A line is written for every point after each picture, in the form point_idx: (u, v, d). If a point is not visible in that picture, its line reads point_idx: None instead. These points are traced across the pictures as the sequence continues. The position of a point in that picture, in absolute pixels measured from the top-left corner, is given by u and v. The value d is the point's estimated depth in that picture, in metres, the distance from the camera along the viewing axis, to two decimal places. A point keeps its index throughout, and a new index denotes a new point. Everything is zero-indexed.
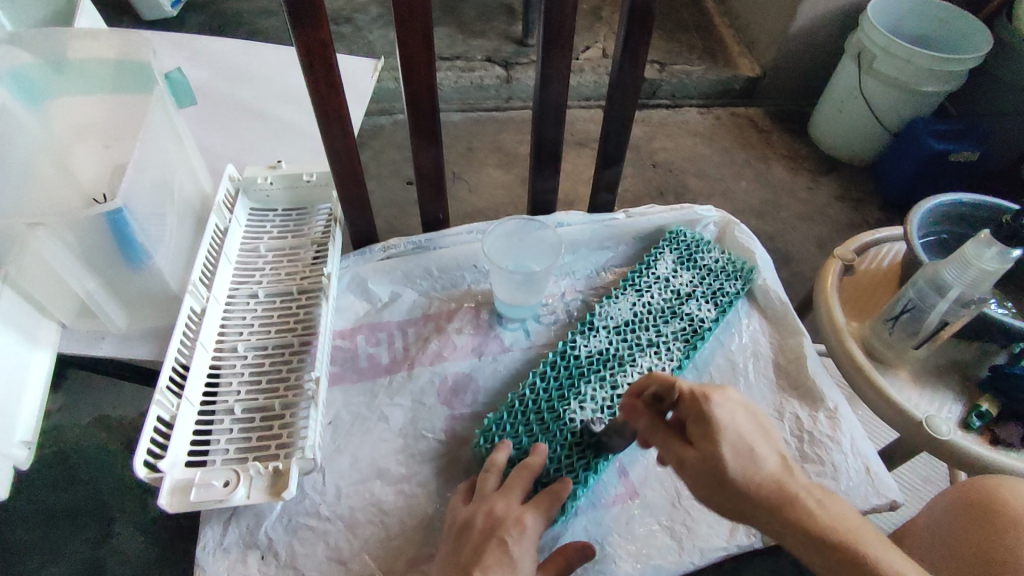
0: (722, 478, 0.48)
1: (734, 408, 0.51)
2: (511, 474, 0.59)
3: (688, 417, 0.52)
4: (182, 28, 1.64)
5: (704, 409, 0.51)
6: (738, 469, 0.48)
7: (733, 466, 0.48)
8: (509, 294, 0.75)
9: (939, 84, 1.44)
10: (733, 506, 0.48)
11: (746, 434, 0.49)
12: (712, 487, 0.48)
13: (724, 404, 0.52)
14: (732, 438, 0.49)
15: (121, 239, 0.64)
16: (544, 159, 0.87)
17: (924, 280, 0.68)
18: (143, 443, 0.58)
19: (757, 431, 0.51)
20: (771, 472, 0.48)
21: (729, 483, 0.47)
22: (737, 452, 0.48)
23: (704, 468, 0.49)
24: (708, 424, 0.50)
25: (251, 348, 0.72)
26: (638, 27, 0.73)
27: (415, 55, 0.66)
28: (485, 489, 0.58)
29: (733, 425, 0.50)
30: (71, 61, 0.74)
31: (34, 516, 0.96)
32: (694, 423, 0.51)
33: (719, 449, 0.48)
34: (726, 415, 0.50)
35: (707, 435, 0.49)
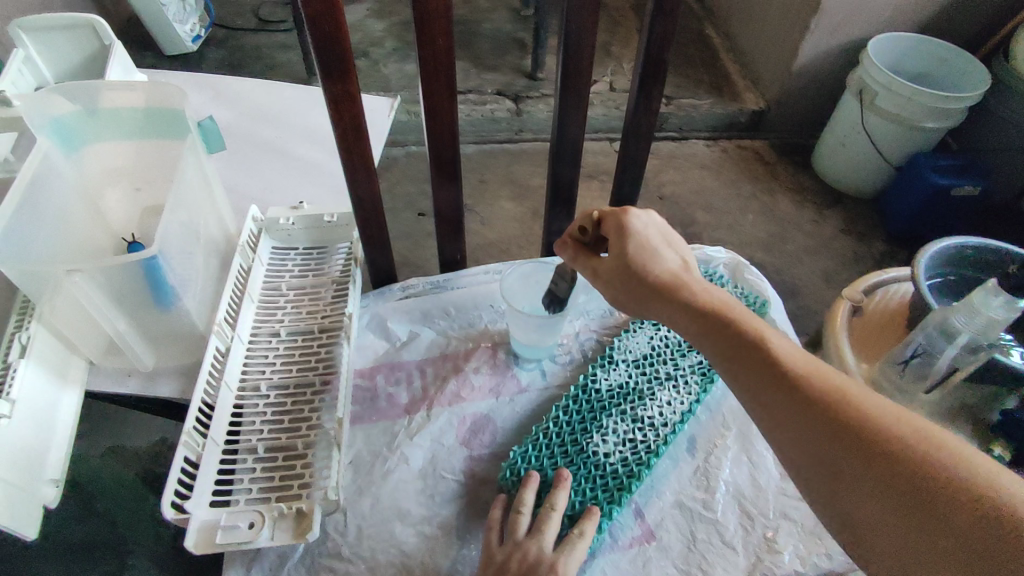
0: (629, 266, 0.58)
1: (650, 221, 0.61)
2: (540, 514, 0.60)
3: (609, 228, 0.61)
4: (203, 62, 1.69)
5: (625, 218, 0.59)
6: (647, 265, 0.58)
7: (637, 258, 0.58)
8: (526, 335, 0.77)
9: (940, 121, 1.47)
10: (641, 291, 0.58)
11: (651, 239, 0.59)
12: (623, 276, 0.59)
13: (643, 218, 0.60)
14: (640, 239, 0.59)
15: (153, 282, 0.67)
16: (559, 199, 0.90)
17: (932, 326, 0.70)
18: (171, 484, 0.60)
19: (664, 241, 0.60)
20: (670, 269, 0.58)
21: (634, 272, 0.57)
22: (642, 250, 0.58)
23: (618, 261, 0.59)
24: (623, 227, 0.59)
25: (273, 387, 0.74)
26: (652, 76, 0.76)
27: (438, 103, 0.69)
28: (517, 530, 0.59)
29: (641, 228, 0.59)
30: (105, 109, 0.76)
31: (49, 549, 0.96)
32: (614, 234, 0.60)
33: (628, 245, 0.58)
34: (640, 223, 0.59)
35: (621, 238, 0.59)
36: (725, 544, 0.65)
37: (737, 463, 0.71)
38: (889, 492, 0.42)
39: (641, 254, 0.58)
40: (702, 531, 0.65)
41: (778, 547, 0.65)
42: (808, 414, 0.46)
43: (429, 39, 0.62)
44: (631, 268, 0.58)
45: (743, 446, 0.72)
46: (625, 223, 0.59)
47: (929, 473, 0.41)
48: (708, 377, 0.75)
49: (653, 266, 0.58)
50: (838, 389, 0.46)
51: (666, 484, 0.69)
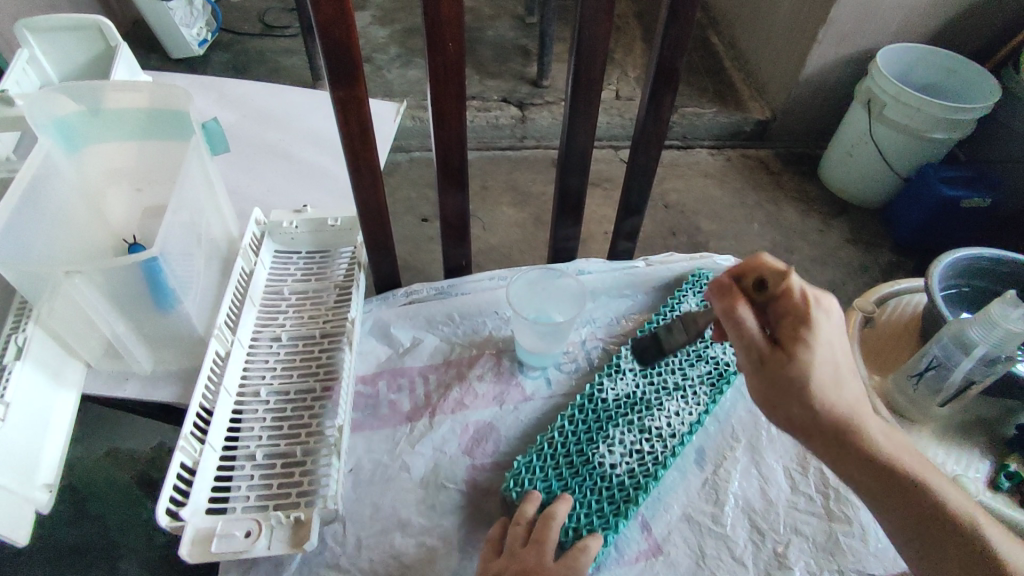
0: (811, 373, 0.47)
1: (832, 320, 0.51)
2: (540, 524, 0.58)
3: (787, 317, 0.50)
4: (207, 66, 1.69)
5: (814, 312, 0.49)
6: (831, 377, 0.48)
7: (825, 369, 0.48)
8: (532, 343, 0.75)
9: (949, 132, 1.46)
10: (810, 406, 0.48)
11: (837, 343, 0.50)
12: (797, 381, 0.48)
13: (825, 313, 0.50)
14: (827, 343, 0.49)
15: (153, 284, 0.66)
16: (566, 207, 0.88)
17: (949, 337, 0.68)
18: (166, 491, 0.58)
19: (842, 347, 0.51)
20: (848, 385, 0.49)
21: (817, 382, 0.47)
22: (830, 359, 0.49)
23: (796, 362, 0.48)
24: (813, 324, 0.49)
25: (273, 392, 0.73)
26: (663, 85, 0.75)
27: (446, 109, 0.68)
28: (513, 541, 0.57)
29: (830, 338, 0.48)
30: (107, 110, 0.75)
31: (41, 553, 0.95)
32: (790, 325, 0.49)
33: (817, 349, 0.48)
34: (825, 321, 0.49)
35: (809, 335, 0.48)
36: (735, 561, 0.63)
37: (746, 475, 0.69)
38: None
39: (829, 364, 0.48)
40: (710, 546, 0.64)
41: (789, 562, 0.63)
42: (966, 573, 0.45)
43: (440, 46, 0.61)
44: (812, 377, 0.47)
45: (753, 459, 0.71)
46: (814, 320, 0.49)
47: None
48: (717, 389, 0.73)
49: (836, 381, 0.48)
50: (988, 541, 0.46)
51: (673, 496, 0.67)
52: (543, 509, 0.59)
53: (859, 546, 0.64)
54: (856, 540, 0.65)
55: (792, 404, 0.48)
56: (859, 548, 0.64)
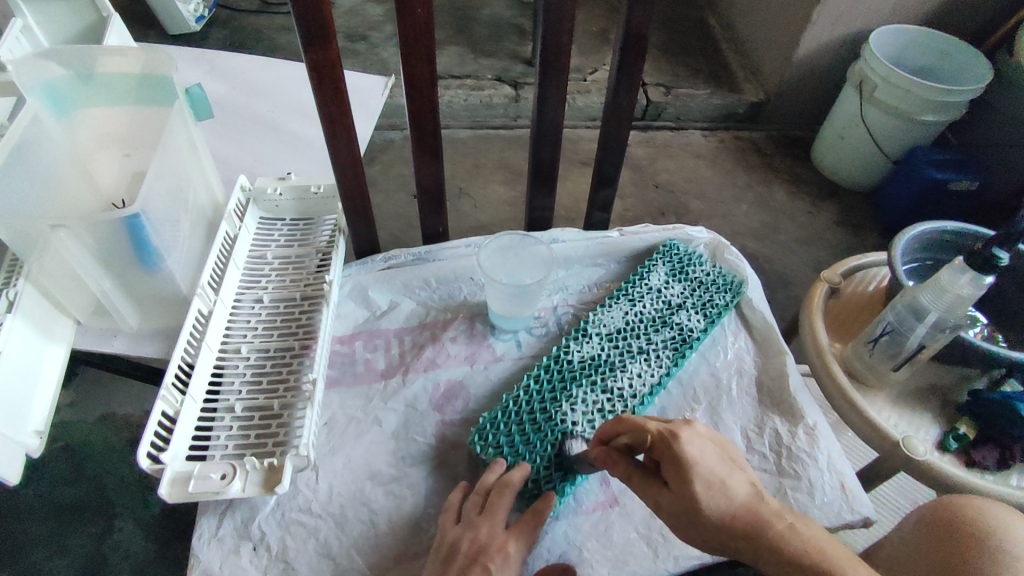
0: (693, 509, 0.52)
1: (702, 443, 0.55)
2: (494, 492, 0.61)
3: (661, 456, 0.55)
4: (204, 42, 1.71)
5: (673, 445, 0.54)
6: (712, 504, 0.52)
7: (704, 499, 0.52)
8: (503, 306, 0.78)
9: (939, 114, 1.47)
10: (712, 535, 0.52)
11: (713, 466, 0.53)
12: (688, 519, 0.53)
13: (693, 440, 0.55)
14: (701, 473, 0.53)
15: (136, 241, 0.69)
16: (541, 178, 0.91)
17: (903, 305, 0.71)
18: (147, 436, 0.61)
19: (725, 464, 0.54)
20: (740, 502, 0.52)
21: (701, 517, 0.51)
22: (706, 484, 0.52)
23: (679, 500, 0.53)
24: (677, 463, 0.53)
25: (253, 350, 0.76)
26: (632, 55, 0.76)
27: (418, 76, 0.70)
28: (470, 511, 0.61)
29: (698, 461, 0.53)
30: (99, 76, 0.78)
31: (39, 509, 0.99)
32: (666, 464, 0.54)
33: (690, 485, 0.52)
34: (693, 449, 0.54)
35: (679, 474, 0.53)
36: None
37: None
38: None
39: (707, 493, 0.52)
40: None
41: None
42: None
43: (409, 13, 0.63)
44: (695, 511, 0.52)
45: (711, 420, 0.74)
46: (676, 453, 0.54)
47: None
48: (680, 352, 0.76)
49: (722, 505, 0.52)
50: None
51: None
52: (501, 477, 0.62)
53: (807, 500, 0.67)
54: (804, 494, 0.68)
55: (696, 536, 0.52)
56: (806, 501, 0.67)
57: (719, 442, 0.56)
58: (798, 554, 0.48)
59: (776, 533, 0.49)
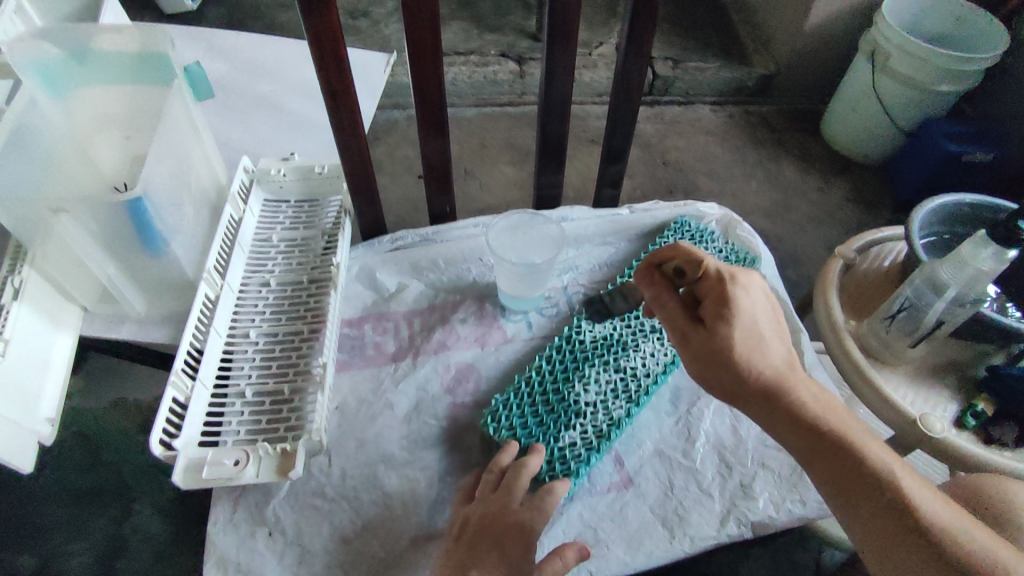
0: (724, 354, 0.50)
1: (755, 296, 0.53)
2: (511, 473, 0.60)
3: (711, 296, 0.52)
4: (202, 21, 1.66)
5: (732, 292, 0.52)
6: (750, 353, 0.51)
7: (745, 348, 0.50)
8: (512, 287, 0.76)
9: (955, 83, 1.43)
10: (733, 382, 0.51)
11: (761, 322, 0.52)
12: (712, 363, 0.51)
13: (748, 290, 0.53)
14: (748, 322, 0.52)
15: (139, 225, 0.67)
16: (548, 154, 0.89)
17: (921, 280, 0.69)
18: (159, 422, 0.61)
19: (771, 323, 0.53)
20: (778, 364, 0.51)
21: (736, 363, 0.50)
22: (748, 339, 0.51)
23: (711, 345, 0.51)
24: (731, 308, 0.51)
25: (262, 334, 0.75)
26: (642, 22, 0.74)
27: (422, 48, 0.68)
28: (484, 489, 0.60)
29: (752, 312, 0.51)
30: (93, 55, 0.76)
31: (59, 495, 1.00)
32: (716, 303, 0.52)
33: (737, 334, 0.50)
34: (747, 300, 0.52)
35: (724, 316, 0.51)
36: (702, 491, 0.65)
37: (719, 414, 0.71)
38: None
39: (751, 347, 0.51)
40: (679, 478, 0.66)
41: (754, 494, 0.65)
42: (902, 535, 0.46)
43: None
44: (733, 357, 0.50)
45: None
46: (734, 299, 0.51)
47: None
48: None
49: (760, 359, 0.51)
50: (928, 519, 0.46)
51: (647, 432, 0.70)
52: (517, 460, 0.61)
53: None
54: None
55: (714, 384, 0.52)
56: None
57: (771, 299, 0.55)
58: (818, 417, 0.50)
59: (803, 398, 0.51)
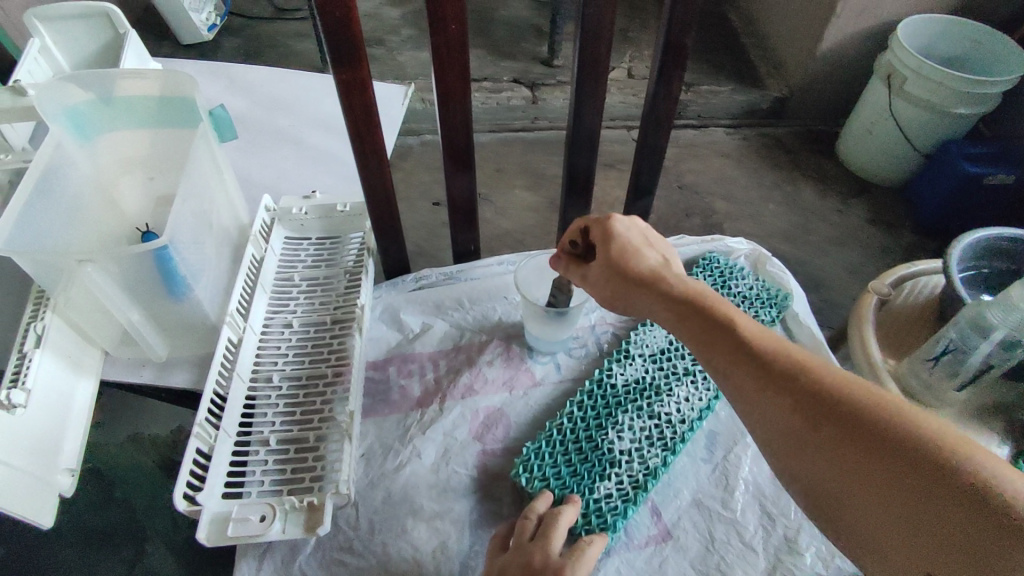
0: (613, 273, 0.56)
1: (632, 225, 0.60)
2: (548, 519, 0.57)
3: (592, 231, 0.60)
4: (219, 51, 1.68)
5: (607, 223, 0.59)
6: (628, 261, 0.56)
7: (621, 258, 0.57)
8: (541, 328, 0.75)
9: (972, 107, 1.42)
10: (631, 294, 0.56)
11: (635, 239, 0.58)
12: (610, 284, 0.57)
13: (625, 220, 0.60)
14: (623, 240, 0.58)
15: (164, 271, 0.67)
16: (574, 190, 0.88)
17: (966, 321, 0.67)
18: (183, 476, 0.59)
19: (647, 240, 0.59)
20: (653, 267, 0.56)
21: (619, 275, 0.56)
22: (628, 253, 0.57)
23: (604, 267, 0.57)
24: (608, 233, 0.58)
25: (285, 378, 0.73)
26: (673, 61, 0.73)
27: (452, 90, 0.67)
28: (521, 534, 0.57)
29: (627, 234, 0.58)
30: (120, 99, 0.76)
31: (72, 534, 0.97)
32: (597, 237, 0.59)
33: (612, 251, 0.57)
34: (622, 225, 0.59)
35: (605, 242, 0.58)
36: (745, 545, 0.63)
37: (757, 461, 0.69)
38: (888, 480, 0.39)
39: (625, 258, 0.57)
40: (720, 531, 0.64)
41: (799, 548, 0.62)
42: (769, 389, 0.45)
43: (443, 26, 0.60)
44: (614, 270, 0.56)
45: None
46: (609, 225, 0.59)
47: (907, 449, 0.38)
48: None
49: (636, 265, 0.56)
50: (833, 384, 0.43)
51: (684, 481, 0.67)
52: (554, 508, 0.59)
53: None
54: None
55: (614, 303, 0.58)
56: None
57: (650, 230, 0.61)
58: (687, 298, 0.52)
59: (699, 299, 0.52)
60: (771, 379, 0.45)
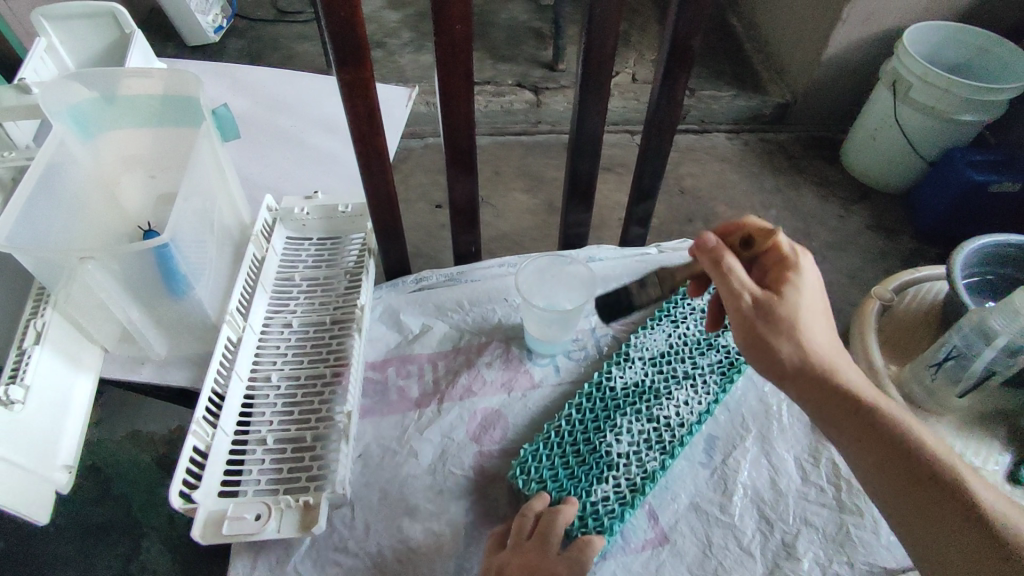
0: (789, 320, 0.51)
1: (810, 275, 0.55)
2: (546, 518, 0.57)
3: (772, 267, 0.54)
4: (222, 52, 1.69)
5: (796, 266, 0.53)
6: (799, 311, 0.51)
7: (797, 308, 0.51)
8: (540, 330, 0.74)
9: (980, 113, 1.41)
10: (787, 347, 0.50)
11: (813, 293, 0.53)
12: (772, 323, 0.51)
13: (807, 269, 0.54)
14: (800, 288, 0.52)
15: (165, 269, 0.67)
16: (575, 193, 0.88)
17: (969, 327, 0.66)
18: (179, 474, 0.59)
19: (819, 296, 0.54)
20: (819, 326, 0.52)
21: (788, 317, 0.51)
22: (811, 310, 0.51)
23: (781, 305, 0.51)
24: (793, 277, 0.52)
25: (284, 377, 0.73)
26: (676, 66, 0.73)
27: (455, 93, 0.67)
28: (518, 534, 0.57)
29: (813, 282, 0.53)
30: (124, 97, 0.77)
31: (66, 529, 0.97)
32: (779, 272, 0.53)
33: (792, 295, 0.52)
34: (807, 273, 0.53)
35: (791, 286, 0.52)
36: (743, 551, 0.62)
37: (756, 465, 0.68)
38: None
39: (801, 307, 0.52)
40: (718, 536, 0.63)
41: (797, 554, 0.62)
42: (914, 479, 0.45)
43: (449, 30, 0.60)
44: (786, 312, 0.51)
45: (764, 449, 0.70)
46: (796, 270, 0.53)
47: None
48: (727, 378, 0.72)
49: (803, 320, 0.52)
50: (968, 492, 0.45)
51: (682, 485, 0.67)
52: (552, 507, 0.58)
53: (870, 539, 0.63)
54: (867, 532, 0.64)
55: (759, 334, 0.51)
56: (870, 540, 0.63)
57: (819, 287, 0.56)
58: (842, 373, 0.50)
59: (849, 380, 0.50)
60: (917, 469, 0.46)
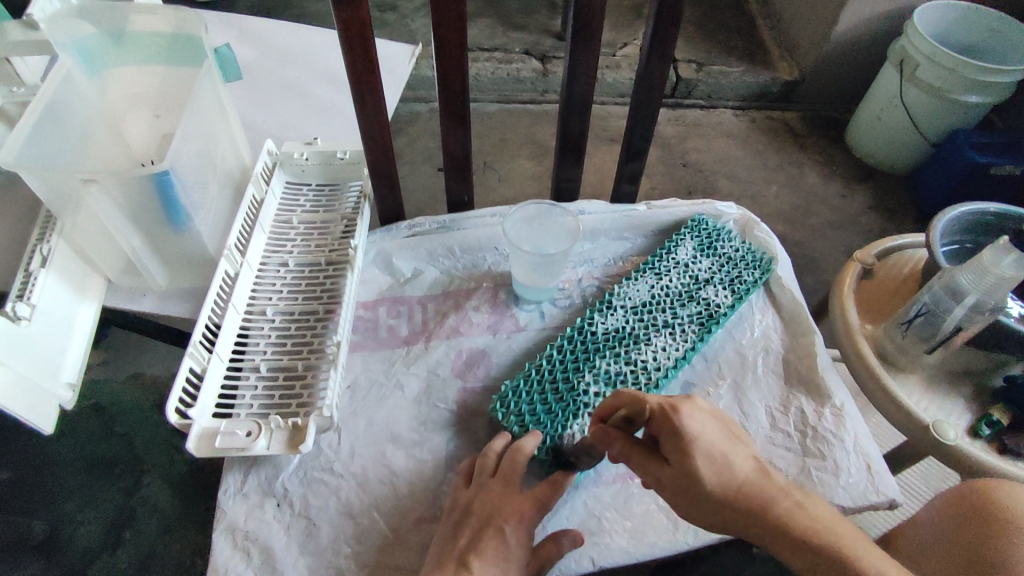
0: (695, 490, 0.51)
1: (702, 418, 0.53)
2: (507, 459, 0.61)
3: (660, 432, 0.54)
4: (233, 9, 1.69)
5: (676, 422, 0.52)
6: (713, 477, 0.51)
7: (708, 475, 0.51)
8: (526, 276, 0.77)
9: (984, 95, 1.40)
10: (712, 511, 0.51)
11: (713, 443, 0.52)
12: (688, 497, 0.52)
13: (694, 414, 0.53)
14: (702, 448, 0.52)
15: (165, 200, 0.69)
16: (567, 149, 0.89)
17: (939, 285, 0.69)
18: (176, 391, 0.62)
19: (726, 439, 0.53)
20: (745, 477, 0.51)
21: (705, 493, 0.50)
22: (710, 464, 0.51)
23: (684, 478, 0.51)
24: (678, 441, 0.52)
25: (278, 312, 0.76)
26: (668, 21, 0.73)
27: (446, 42, 0.68)
28: (482, 472, 0.60)
29: (706, 436, 0.52)
30: (129, 33, 0.78)
31: (72, 463, 1.02)
32: (667, 440, 0.53)
33: (693, 463, 0.51)
34: (696, 425, 0.52)
35: (681, 450, 0.52)
36: None
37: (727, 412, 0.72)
38: None
39: (711, 471, 0.51)
40: None
41: None
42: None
43: None
44: (698, 488, 0.51)
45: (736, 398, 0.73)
46: (680, 430, 0.52)
47: None
48: (706, 328, 0.74)
49: (729, 480, 0.51)
50: None
51: None
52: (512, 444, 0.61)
53: (831, 480, 0.66)
54: (828, 474, 0.67)
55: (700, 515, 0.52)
56: (830, 481, 0.66)
57: (719, 415, 0.55)
58: (796, 522, 0.49)
59: (785, 510, 0.50)
60: None
